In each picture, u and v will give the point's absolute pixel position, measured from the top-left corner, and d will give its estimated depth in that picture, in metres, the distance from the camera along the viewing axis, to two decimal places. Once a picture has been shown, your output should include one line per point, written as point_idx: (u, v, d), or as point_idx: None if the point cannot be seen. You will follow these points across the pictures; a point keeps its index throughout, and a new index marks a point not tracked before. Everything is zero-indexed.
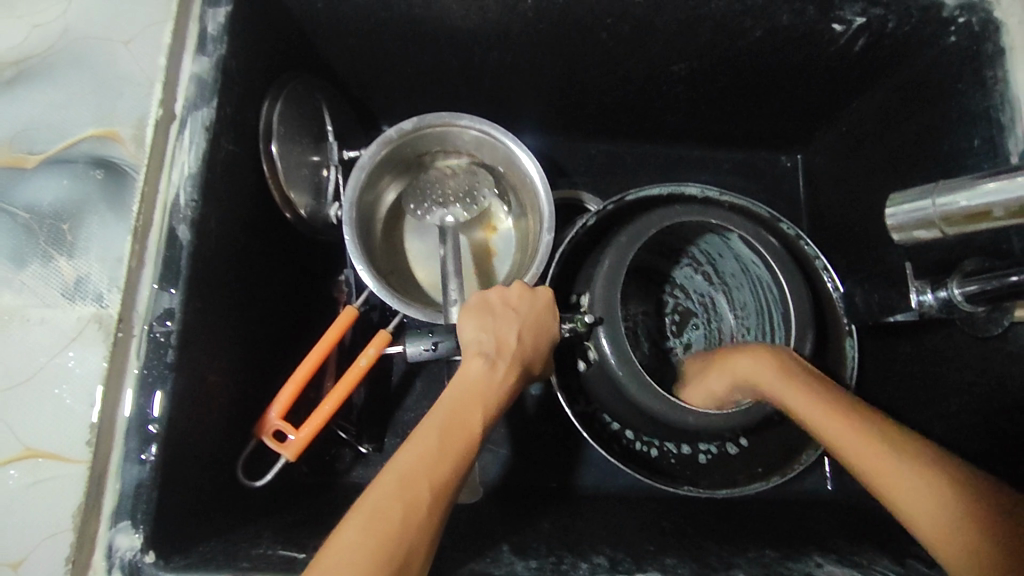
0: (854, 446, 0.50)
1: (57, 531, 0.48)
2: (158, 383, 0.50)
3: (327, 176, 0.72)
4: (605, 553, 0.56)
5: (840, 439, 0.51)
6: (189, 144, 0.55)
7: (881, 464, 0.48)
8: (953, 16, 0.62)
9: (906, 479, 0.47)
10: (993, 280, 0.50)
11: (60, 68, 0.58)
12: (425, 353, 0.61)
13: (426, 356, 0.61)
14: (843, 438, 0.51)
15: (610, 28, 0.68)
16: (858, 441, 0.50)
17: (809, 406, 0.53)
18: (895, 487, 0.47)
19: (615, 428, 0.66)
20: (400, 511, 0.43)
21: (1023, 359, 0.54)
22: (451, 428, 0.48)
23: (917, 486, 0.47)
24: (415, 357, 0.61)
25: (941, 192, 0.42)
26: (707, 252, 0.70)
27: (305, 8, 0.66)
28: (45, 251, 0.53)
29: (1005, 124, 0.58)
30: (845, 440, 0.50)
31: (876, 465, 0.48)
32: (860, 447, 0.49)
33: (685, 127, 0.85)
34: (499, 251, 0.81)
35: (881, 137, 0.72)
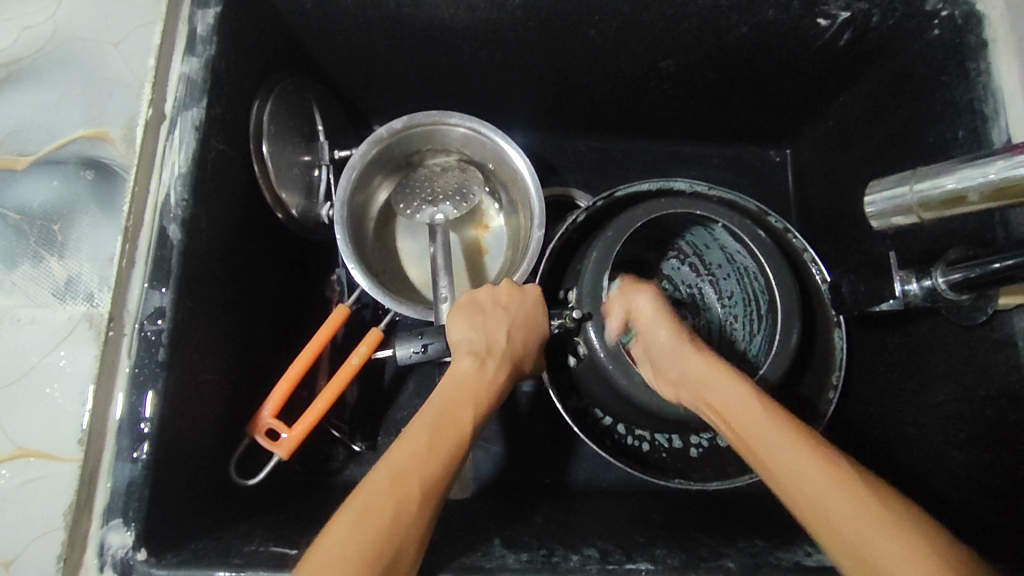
0: (808, 476, 0.46)
1: (49, 529, 0.48)
2: (150, 381, 0.50)
3: (319, 176, 0.74)
4: (596, 545, 0.56)
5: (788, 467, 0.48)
6: (178, 144, 0.55)
7: (836, 501, 0.44)
8: (936, 10, 0.62)
9: (860, 517, 0.43)
10: (976, 268, 0.51)
11: (50, 70, 0.58)
12: (415, 355, 0.61)
13: (416, 358, 0.61)
14: (794, 470, 0.47)
15: (598, 26, 0.68)
16: (810, 473, 0.46)
17: (767, 428, 0.50)
18: (844, 524, 0.44)
19: (606, 423, 0.66)
20: (390, 507, 0.43)
21: (1008, 347, 0.55)
22: (441, 426, 0.49)
23: (864, 518, 0.43)
24: (405, 360, 0.61)
25: (918, 179, 0.43)
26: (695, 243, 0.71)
27: (294, 9, 0.66)
28: (36, 251, 0.53)
29: (988, 114, 0.58)
30: (796, 469, 0.47)
31: (827, 497, 0.45)
32: (819, 479, 0.46)
33: (675, 123, 0.85)
34: (490, 248, 0.82)
35: (868, 131, 0.73)
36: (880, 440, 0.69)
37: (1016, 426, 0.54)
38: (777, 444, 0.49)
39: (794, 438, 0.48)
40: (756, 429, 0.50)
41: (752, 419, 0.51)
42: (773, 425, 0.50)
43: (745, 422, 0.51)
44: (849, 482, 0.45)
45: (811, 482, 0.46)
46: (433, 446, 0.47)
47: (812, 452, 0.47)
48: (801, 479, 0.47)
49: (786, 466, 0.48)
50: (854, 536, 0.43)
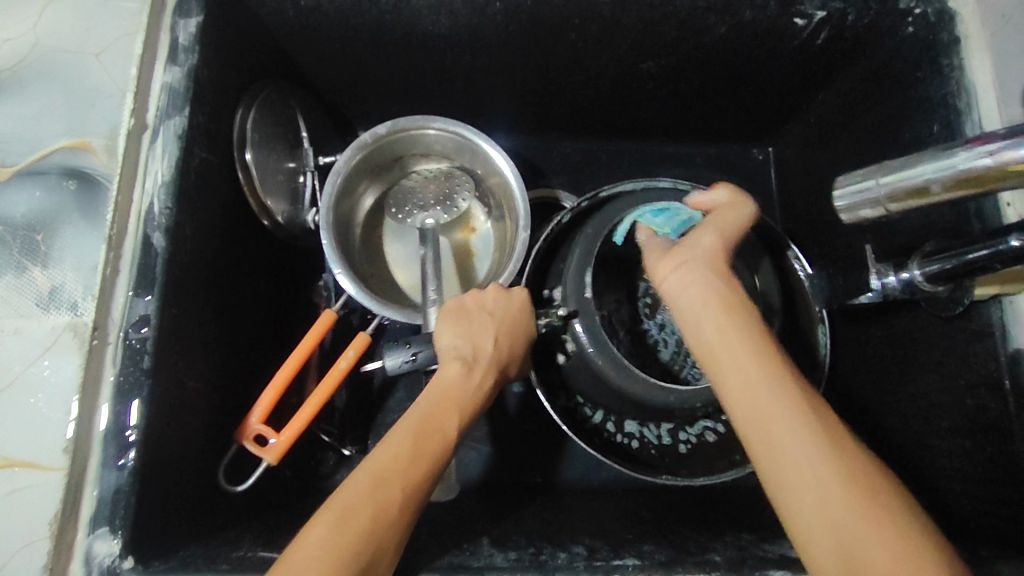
0: (794, 434, 0.40)
1: (34, 539, 0.48)
2: (135, 390, 0.50)
3: (304, 182, 0.74)
4: (585, 543, 0.57)
5: (775, 421, 0.41)
6: (161, 152, 0.55)
7: (811, 460, 0.40)
8: (909, 8, 0.63)
9: (831, 486, 0.39)
10: (949, 259, 0.51)
11: (31, 81, 0.58)
12: (405, 364, 0.61)
13: (406, 367, 0.62)
14: (760, 402, 0.42)
15: (578, 29, 0.69)
16: (794, 425, 0.41)
17: (744, 374, 0.43)
18: (829, 508, 0.38)
19: (596, 421, 0.67)
20: (370, 510, 0.43)
21: (986, 337, 0.56)
22: (426, 429, 0.49)
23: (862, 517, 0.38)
24: (394, 369, 0.62)
25: (885, 173, 0.43)
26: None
27: (276, 17, 0.67)
28: (20, 261, 0.54)
29: (962, 109, 0.59)
30: (776, 419, 0.41)
31: (815, 466, 0.39)
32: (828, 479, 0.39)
33: (658, 123, 0.86)
34: (478, 251, 0.82)
35: (848, 127, 0.74)
36: (865, 432, 0.70)
37: (996, 415, 0.55)
38: (765, 390, 0.42)
39: (767, 376, 0.43)
40: (730, 363, 0.44)
41: (746, 363, 0.43)
42: (755, 370, 0.43)
43: (725, 363, 0.44)
44: (840, 446, 0.40)
45: (802, 448, 0.40)
46: (417, 449, 0.47)
47: (801, 401, 0.41)
48: (781, 425, 0.41)
49: (770, 406, 0.42)
50: (817, 505, 0.39)
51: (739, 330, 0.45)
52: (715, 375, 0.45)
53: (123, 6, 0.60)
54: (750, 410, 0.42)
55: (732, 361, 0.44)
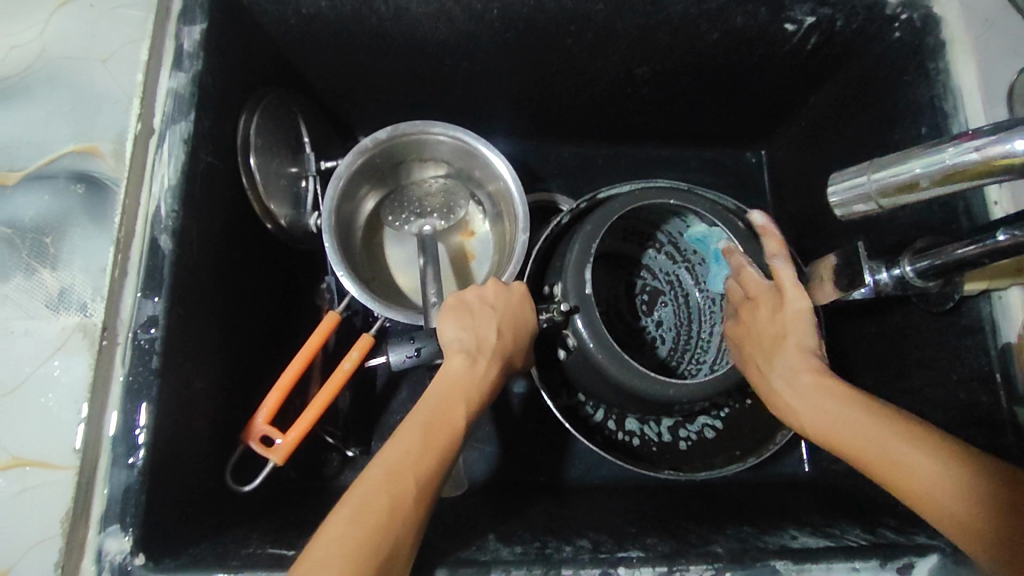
0: (849, 417, 0.51)
1: (45, 538, 0.48)
2: (143, 391, 0.51)
3: (305, 187, 0.75)
4: (588, 537, 0.58)
5: (837, 420, 0.51)
6: (168, 156, 0.56)
7: (872, 433, 0.49)
8: (896, 14, 0.66)
9: (894, 440, 0.48)
10: (940, 255, 0.53)
11: (39, 87, 0.59)
12: (408, 359, 0.65)
13: (410, 362, 0.65)
14: (842, 416, 0.51)
15: (574, 35, 0.70)
16: (848, 412, 0.51)
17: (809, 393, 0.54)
18: (919, 464, 0.46)
19: (597, 419, 0.68)
20: (388, 501, 0.44)
21: (976, 331, 0.57)
22: (435, 422, 0.50)
23: (919, 450, 0.47)
24: (398, 365, 0.66)
25: (875, 168, 0.45)
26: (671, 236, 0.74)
27: (279, 24, 0.68)
28: (28, 264, 0.54)
29: (948, 111, 0.61)
30: (844, 420, 0.51)
31: (893, 437, 0.48)
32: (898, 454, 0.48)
33: (653, 127, 0.88)
34: (477, 253, 0.84)
35: (838, 129, 0.76)
36: None
37: (987, 407, 0.57)
38: (823, 407, 0.53)
39: (829, 394, 0.53)
40: (792, 393, 0.56)
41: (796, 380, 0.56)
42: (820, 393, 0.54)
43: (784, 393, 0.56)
44: (887, 421, 0.49)
45: (863, 419, 0.50)
46: (427, 441, 0.48)
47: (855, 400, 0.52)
48: (848, 421, 0.51)
49: (825, 414, 0.52)
50: (902, 461, 0.47)
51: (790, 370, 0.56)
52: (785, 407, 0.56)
53: (127, 13, 0.61)
54: (815, 419, 0.53)
55: (786, 380, 0.56)
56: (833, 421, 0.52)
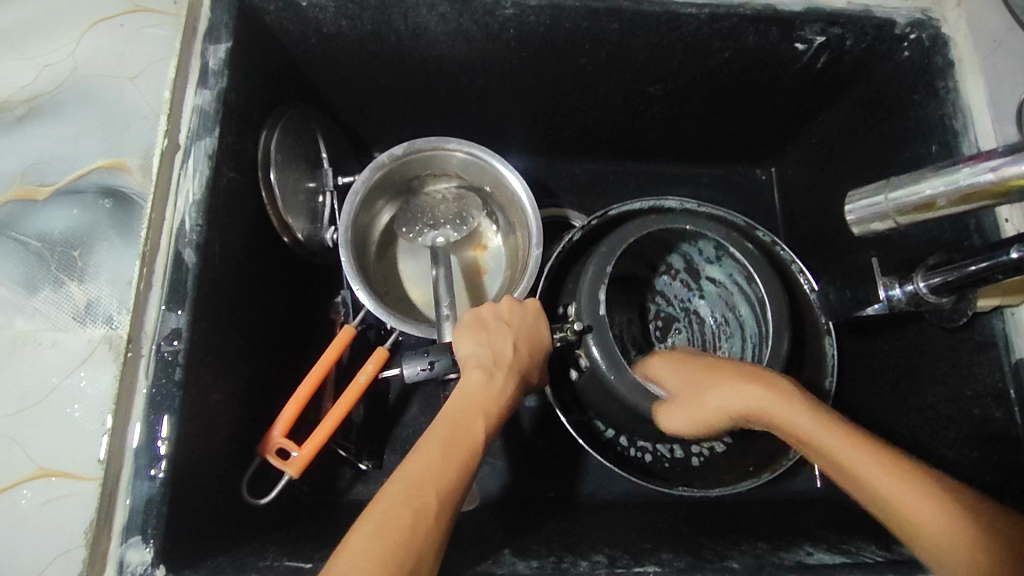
0: (890, 489, 0.48)
1: (71, 547, 0.48)
2: (166, 402, 0.52)
3: (322, 202, 0.76)
4: (604, 551, 0.58)
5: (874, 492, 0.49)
6: (192, 172, 0.57)
7: (922, 508, 0.47)
8: (905, 33, 0.67)
9: (934, 519, 0.47)
10: (954, 271, 0.53)
11: (69, 104, 0.60)
12: (422, 372, 0.64)
13: (423, 375, 0.65)
14: (877, 484, 0.49)
15: (589, 54, 0.72)
16: (882, 480, 0.49)
17: (822, 433, 0.52)
18: (926, 523, 0.47)
19: (609, 436, 0.69)
20: (410, 515, 0.44)
21: (990, 347, 0.58)
22: (454, 437, 0.50)
23: (920, 501, 0.47)
24: (412, 377, 0.66)
25: (892, 188, 0.46)
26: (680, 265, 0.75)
27: (299, 44, 0.69)
28: (57, 276, 0.55)
29: (958, 129, 0.62)
30: (886, 485, 0.48)
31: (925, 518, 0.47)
32: (888, 481, 0.48)
33: (663, 144, 0.89)
34: (489, 269, 0.85)
35: (848, 147, 0.77)
36: None
37: (1002, 423, 0.57)
38: (865, 469, 0.49)
39: (857, 446, 0.50)
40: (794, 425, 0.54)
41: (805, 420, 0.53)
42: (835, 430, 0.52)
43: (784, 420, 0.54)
44: (909, 473, 0.48)
45: (917, 501, 0.47)
46: (447, 453, 0.48)
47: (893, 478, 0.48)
48: (891, 492, 0.48)
49: (868, 474, 0.49)
50: (910, 521, 0.48)
51: (785, 406, 0.54)
52: (789, 432, 0.54)
53: (154, 32, 0.62)
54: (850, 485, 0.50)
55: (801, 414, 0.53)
56: (874, 492, 0.49)
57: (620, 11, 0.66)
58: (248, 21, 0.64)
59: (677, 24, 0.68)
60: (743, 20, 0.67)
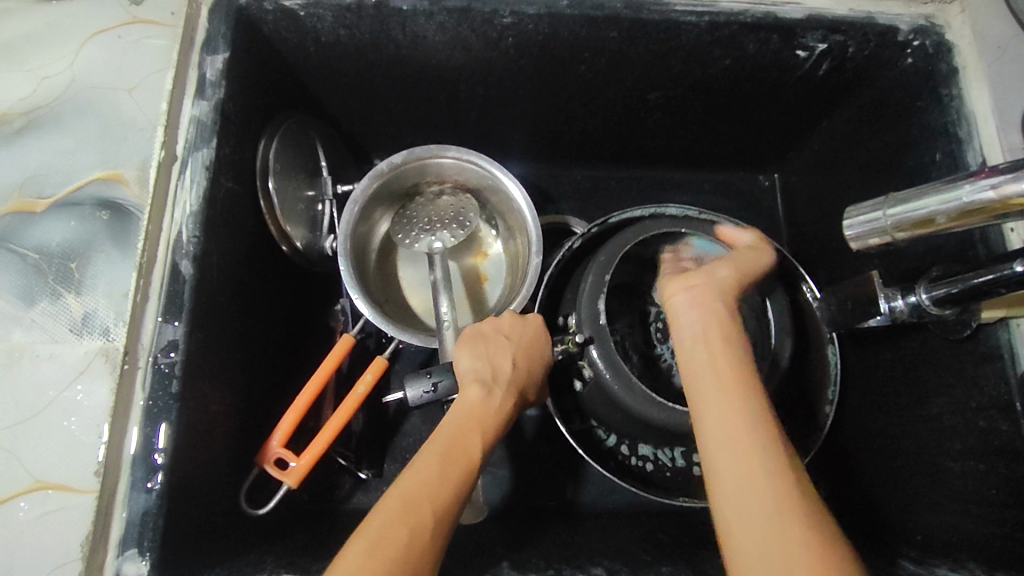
0: (752, 493, 0.39)
1: (66, 561, 0.48)
2: (164, 414, 0.52)
3: (322, 211, 0.76)
4: (603, 564, 0.58)
5: (733, 503, 0.40)
6: (190, 183, 0.57)
7: (765, 509, 0.39)
8: (908, 40, 0.66)
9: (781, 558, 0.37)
10: (956, 284, 0.53)
11: (67, 116, 0.60)
12: (426, 396, 0.61)
13: (427, 398, 0.61)
14: (733, 479, 0.40)
15: (588, 62, 0.71)
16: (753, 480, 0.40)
17: (726, 421, 0.43)
18: (758, 527, 0.38)
19: (610, 444, 0.68)
20: (405, 534, 0.43)
21: (995, 359, 0.57)
22: (452, 454, 0.49)
23: (759, 503, 0.39)
24: (416, 401, 0.62)
25: (892, 203, 0.46)
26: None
27: (298, 53, 0.69)
28: (54, 288, 0.55)
29: (962, 137, 0.61)
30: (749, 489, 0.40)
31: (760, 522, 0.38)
32: (752, 481, 0.40)
33: (664, 150, 0.88)
34: (490, 275, 0.84)
35: (851, 154, 0.76)
36: (876, 454, 0.71)
37: (1008, 436, 0.56)
38: (730, 465, 0.41)
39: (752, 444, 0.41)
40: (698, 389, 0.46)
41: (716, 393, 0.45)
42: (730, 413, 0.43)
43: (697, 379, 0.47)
44: (787, 486, 0.39)
45: (761, 484, 0.40)
46: (443, 470, 0.48)
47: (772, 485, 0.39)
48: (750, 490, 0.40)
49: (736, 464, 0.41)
50: (726, 513, 0.40)
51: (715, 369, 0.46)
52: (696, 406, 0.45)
53: (152, 43, 0.62)
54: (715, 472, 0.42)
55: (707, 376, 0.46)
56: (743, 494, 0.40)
57: (619, 20, 0.66)
58: (245, 32, 0.64)
59: (676, 32, 0.67)
60: (744, 28, 0.67)
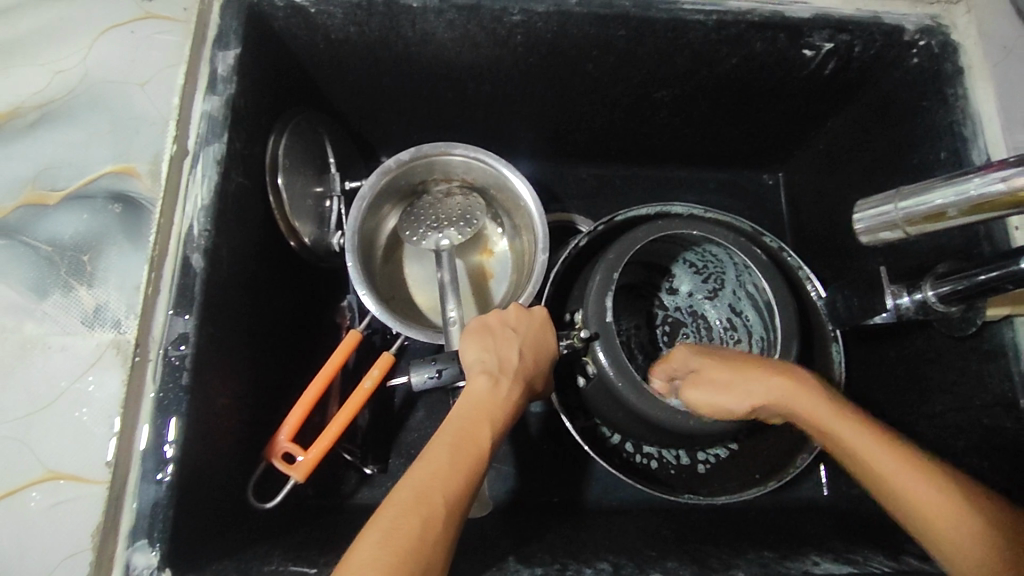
0: (939, 507, 0.49)
1: (78, 550, 0.48)
2: (174, 406, 0.52)
3: (330, 207, 0.77)
4: (608, 558, 0.58)
5: (914, 490, 0.51)
6: (201, 177, 0.58)
7: (928, 504, 0.50)
8: (914, 40, 0.66)
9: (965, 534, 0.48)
10: (961, 281, 0.53)
11: (79, 110, 0.60)
12: (430, 380, 0.62)
13: (431, 383, 0.62)
14: (920, 499, 0.50)
15: (596, 60, 0.72)
16: (929, 493, 0.50)
17: (872, 441, 0.53)
18: (925, 501, 0.50)
19: (615, 441, 0.69)
20: (417, 524, 0.43)
21: (999, 356, 0.57)
22: (460, 444, 0.50)
23: (932, 503, 0.50)
24: (420, 386, 0.62)
25: (902, 197, 0.46)
26: (684, 283, 0.77)
27: (307, 50, 0.70)
28: (67, 281, 0.55)
29: (968, 136, 0.62)
30: (922, 497, 0.50)
31: (931, 502, 0.50)
32: (893, 460, 0.52)
33: (670, 149, 0.89)
34: (496, 272, 0.85)
35: (856, 153, 0.77)
36: None
37: (1012, 434, 0.56)
38: (887, 460, 0.52)
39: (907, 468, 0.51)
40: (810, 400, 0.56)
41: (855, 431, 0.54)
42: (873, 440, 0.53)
43: (824, 421, 0.56)
44: (907, 458, 0.52)
45: (921, 485, 0.50)
46: (453, 461, 0.48)
47: (909, 467, 0.51)
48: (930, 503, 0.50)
49: (906, 486, 0.51)
50: (910, 501, 0.51)
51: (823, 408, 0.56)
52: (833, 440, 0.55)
53: (164, 39, 0.62)
54: (869, 463, 0.53)
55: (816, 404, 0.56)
56: (906, 505, 0.51)
57: (627, 18, 0.66)
58: (256, 28, 0.64)
59: (684, 31, 0.68)
60: (751, 27, 0.67)
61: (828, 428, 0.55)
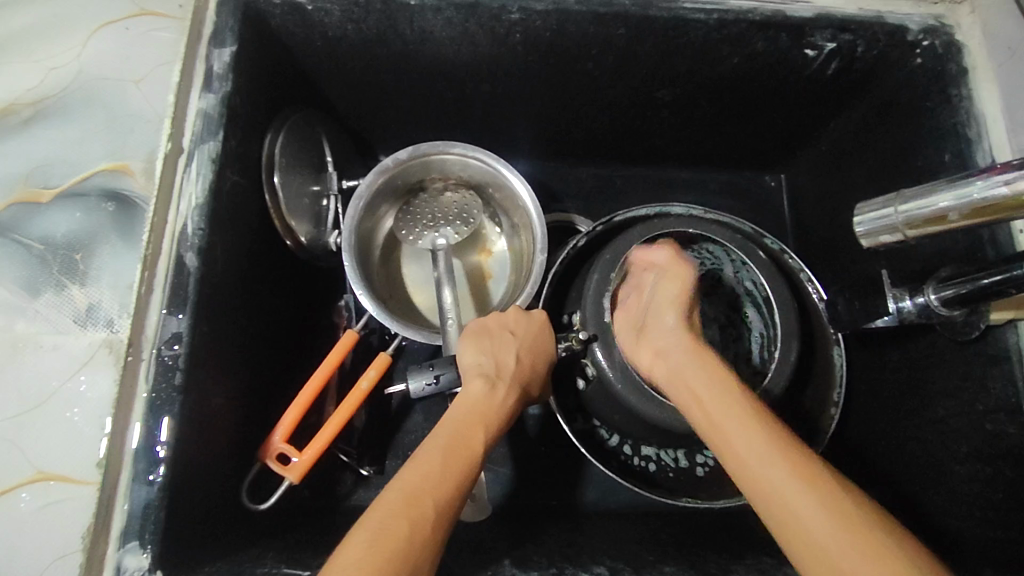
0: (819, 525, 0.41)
1: (67, 552, 0.48)
2: (166, 406, 0.52)
3: (327, 206, 0.76)
4: (605, 563, 0.58)
5: (791, 499, 0.43)
6: (196, 175, 0.57)
7: (830, 536, 0.41)
8: (917, 40, 0.66)
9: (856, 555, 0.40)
10: (965, 284, 0.53)
11: (74, 107, 0.59)
12: (428, 388, 0.61)
13: (429, 391, 0.61)
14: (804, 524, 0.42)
15: (596, 59, 0.71)
16: (834, 503, 0.42)
17: (752, 436, 0.47)
18: (799, 511, 0.43)
19: (613, 444, 0.68)
20: (405, 528, 0.43)
21: (1002, 361, 0.56)
22: (454, 447, 0.49)
23: (859, 564, 0.39)
24: (417, 393, 0.61)
25: (903, 200, 0.45)
26: None
27: (304, 48, 0.69)
28: (59, 279, 0.54)
29: (972, 138, 0.61)
30: (804, 510, 0.42)
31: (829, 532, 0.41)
32: (785, 476, 0.44)
33: (672, 149, 0.88)
34: (494, 273, 0.84)
35: (859, 154, 0.76)
36: (880, 455, 0.71)
37: (1013, 440, 0.56)
38: (763, 460, 0.46)
39: (806, 482, 0.44)
40: (709, 389, 0.52)
41: (733, 419, 0.49)
42: (751, 429, 0.48)
43: (714, 414, 0.50)
44: (821, 481, 0.44)
45: (788, 490, 0.44)
46: (446, 464, 0.47)
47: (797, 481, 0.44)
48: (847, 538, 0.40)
49: (777, 491, 0.44)
50: (782, 516, 0.43)
51: (722, 399, 0.51)
52: (716, 436, 0.49)
53: (159, 35, 0.62)
54: (750, 474, 0.46)
55: (722, 407, 0.50)
56: (813, 544, 0.41)
57: (627, 17, 0.66)
58: (253, 25, 0.64)
59: (685, 30, 0.67)
60: (753, 26, 0.66)
61: (709, 417, 0.51)
